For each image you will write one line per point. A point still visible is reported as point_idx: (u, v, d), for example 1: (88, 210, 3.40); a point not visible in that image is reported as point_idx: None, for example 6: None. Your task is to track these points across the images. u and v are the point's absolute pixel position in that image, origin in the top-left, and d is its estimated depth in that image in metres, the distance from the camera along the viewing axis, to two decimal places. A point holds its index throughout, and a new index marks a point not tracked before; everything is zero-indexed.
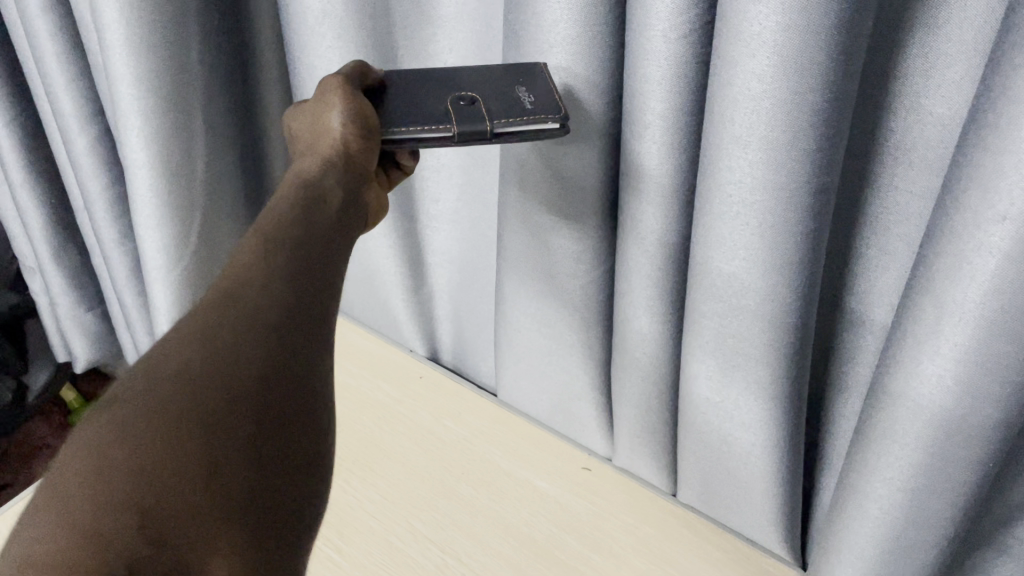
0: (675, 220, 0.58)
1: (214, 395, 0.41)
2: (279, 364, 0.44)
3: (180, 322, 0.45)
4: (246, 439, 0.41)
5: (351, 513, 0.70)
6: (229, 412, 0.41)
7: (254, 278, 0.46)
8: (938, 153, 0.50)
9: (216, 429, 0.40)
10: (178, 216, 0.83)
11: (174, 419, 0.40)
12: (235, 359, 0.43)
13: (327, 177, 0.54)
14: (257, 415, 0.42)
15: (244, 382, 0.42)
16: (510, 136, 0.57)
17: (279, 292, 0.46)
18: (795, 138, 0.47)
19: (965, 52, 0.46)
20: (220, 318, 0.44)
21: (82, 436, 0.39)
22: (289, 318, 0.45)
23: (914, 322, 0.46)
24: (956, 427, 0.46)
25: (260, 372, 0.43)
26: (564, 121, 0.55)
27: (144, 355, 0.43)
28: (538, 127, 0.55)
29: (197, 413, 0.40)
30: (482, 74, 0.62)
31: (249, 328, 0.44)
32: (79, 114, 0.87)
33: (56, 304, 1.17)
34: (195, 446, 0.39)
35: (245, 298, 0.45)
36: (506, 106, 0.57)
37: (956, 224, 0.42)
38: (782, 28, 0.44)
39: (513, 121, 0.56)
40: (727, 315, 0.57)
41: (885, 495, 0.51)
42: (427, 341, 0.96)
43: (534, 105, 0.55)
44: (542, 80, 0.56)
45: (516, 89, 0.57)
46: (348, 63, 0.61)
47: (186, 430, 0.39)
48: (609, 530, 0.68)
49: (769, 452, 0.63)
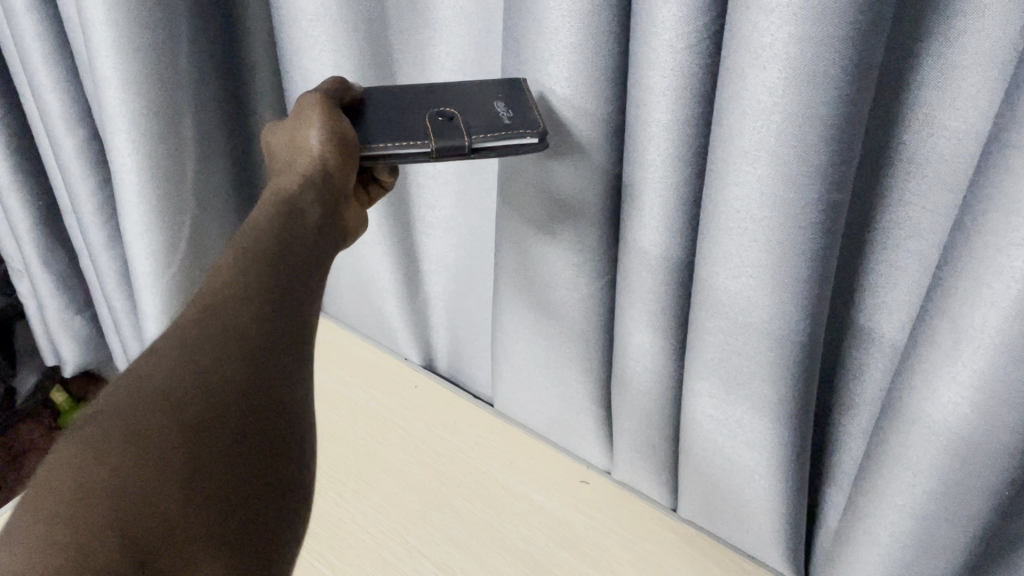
0: (678, 234, 0.56)
1: (198, 414, 0.39)
2: (261, 383, 0.42)
3: (159, 337, 0.43)
4: (231, 459, 0.39)
5: (345, 528, 0.68)
6: (212, 433, 0.39)
7: (237, 297, 0.44)
8: (953, 168, 0.48)
9: (200, 446, 0.39)
10: (167, 222, 0.81)
11: (158, 436, 0.38)
12: (218, 372, 0.41)
13: (307, 196, 0.51)
14: (241, 433, 0.40)
15: (227, 399, 0.41)
16: (487, 151, 0.56)
17: (261, 309, 0.44)
18: (805, 154, 0.45)
19: (983, 64, 0.44)
20: (200, 334, 0.42)
21: (62, 453, 0.37)
22: (270, 338, 0.44)
23: (928, 346, 0.44)
24: (971, 455, 0.45)
25: (242, 387, 0.41)
26: (542, 136, 0.54)
27: (124, 371, 0.42)
28: (517, 141, 0.55)
29: (180, 432, 0.39)
30: (468, 90, 0.60)
31: (228, 346, 0.42)
32: (65, 115, 0.84)
33: (44, 306, 1.15)
34: (178, 466, 0.37)
35: (225, 312, 0.44)
36: (484, 121, 0.56)
37: (975, 247, 0.40)
38: (794, 40, 0.42)
39: (489, 135, 0.56)
40: (733, 333, 0.55)
41: (896, 521, 0.50)
42: (422, 349, 0.94)
43: (513, 120, 0.54)
44: (525, 100, 0.56)
45: (494, 104, 0.57)
46: (326, 80, 0.59)
47: (169, 447, 0.38)
48: (606, 545, 0.66)
49: (773, 470, 0.61)
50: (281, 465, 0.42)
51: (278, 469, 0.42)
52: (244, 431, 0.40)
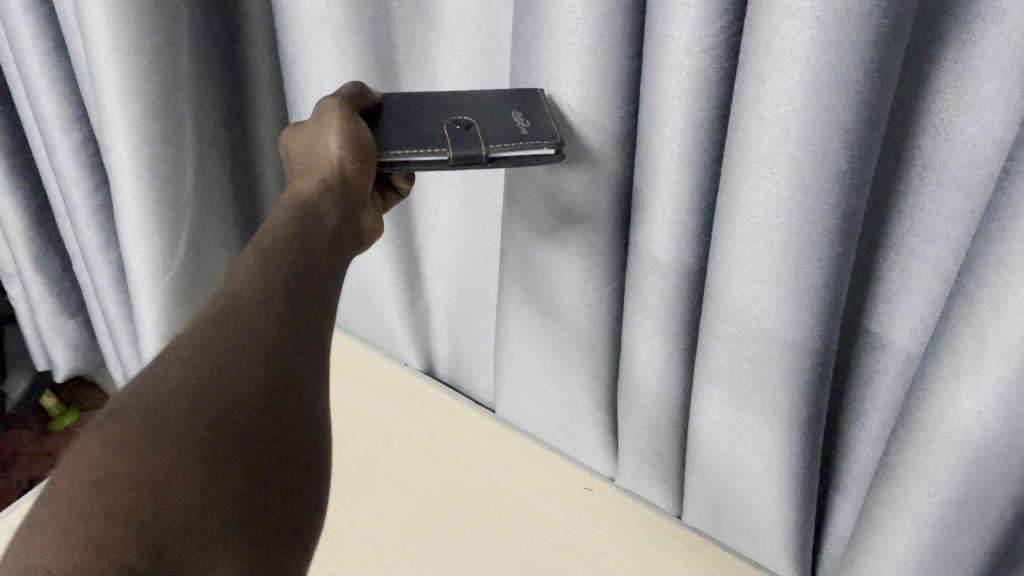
0: (690, 240, 0.56)
1: (217, 413, 0.39)
2: (278, 385, 0.42)
3: (175, 339, 0.43)
4: (247, 461, 0.39)
5: (346, 535, 0.67)
6: (231, 432, 0.39)
7: (254, 296, 0.44)
8: (970, 174, 0.47)
9: (218, 446, 0.38)
10: (165, 227, 0.80)
11: (176, 435, 0.38)
12: (238, 372, 0.41)
13: (325, 200, 0.51)
14: (258, 434, 0.40)
15: (247, 398, 0.40)
16: (503, 161, 0.55)
17: (278, 308, 0.44)
18: (824, 159, 0.44)
19: (1002, 69, 0.44)
20: (220, 333, 0.42)
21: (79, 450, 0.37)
22: (289, 339, 0.43)
23: (950, 354, 0.44)
24: (992, 463, 0.44)
25: (262, 388, 0.41)
26: (559, 147, 0.54)
27: (141, 371, 0.41)
28: (533, 152, 0.54)
29: (200, 429, 0.38)
30: (485, 100, 0.60)
31: (246, 345, 0.42)
32: (61, 117, 0.83)
33: (36, 309, 1.13)
34: (198, 462, 0.37)
35: (244, 310, 0.43)
36: (502, 131, 0.55)
37: (1000, 255, 0.40)
38: (814, 43, 0.41)
39: (507, 145, 0.55)
40: (746, 339, 0.54)
41: (913, 529, 0.50)
42: (422, 354, 0.93)
43: (531, 130, 0.53)
44: (537, 110, 0.55)
45: (511, 114, 0.56)
46: (344, 85, 0.59)
47: (187, 447, 0.37)
48: (611, 553, 0.65)
49: (784, 478, 0.60)
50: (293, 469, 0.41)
51: (291, 474, 0.41)
52: (259, 434, 0.40)
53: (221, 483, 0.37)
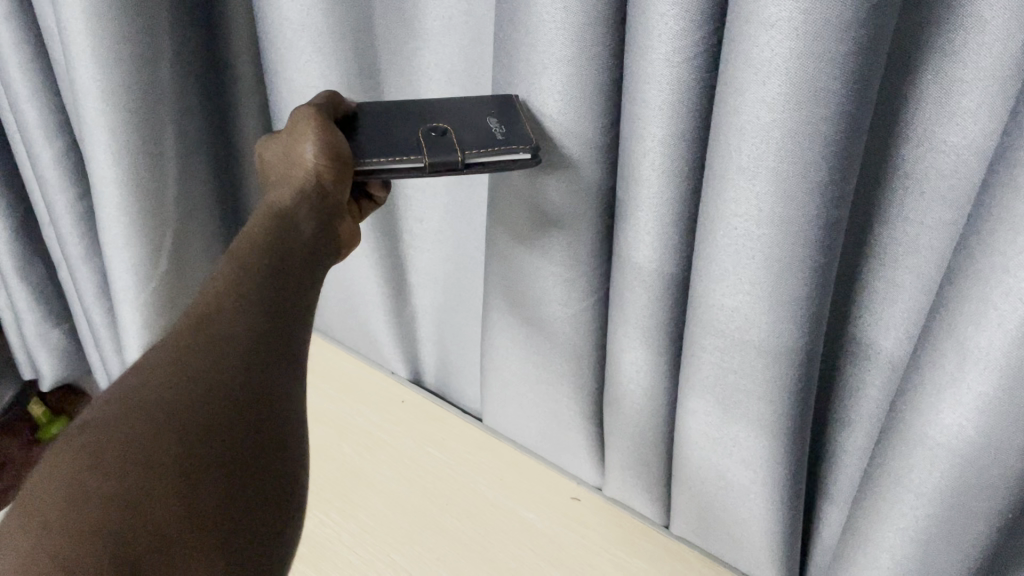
0: (673, 250, 0.55)
1: (193, 423, 0.39)
2: (253, 395, 0.41)
3: (150, 350, 0.42)
4: (222, 471, 0.38)
5: (330, 547, 0.66)
6: (206, 443, 0.39)
7: (229, 309, 0.43)
8: (952, 184, 0.47)
9: (194, 460, 0.38)
10: (147, 237, 0.79)
11: (152, 447, 0.37)
12: (214, 383, 0.40)
13: (300, 210, 0.51)
14: (233, 448, 0.39)
15: (222, 408, 0.40)
16: (480, 167, 0.55)
17: (255, 320, 0.44)
18: (805, 170, 0.44)
19: (983, 79, 0.43)
20: (197, 343, 0.42)
21: (53, 462, 0.36)
22: (264, 350, 0.43)
23: (933, 367, 0.44)
24: (975, 477, 0.44)
25: (238, 399, 0.41)
26: (536, 152, 0.53)
27: (116, 381, 0.41)
28: (510, 158, 0.53)
29: (175, 440, 0.38)
30: (462, 106, 0.59)
31: (222, 358, 0.42)
32: (43, 125, 0.82)
33: (22, 319, 1.12)
34: (172, 471, 0.37)
35: (220, 321, 0.43)
36: (477, 137, 0.55)
37: (982, 269, 0.40)
38: (795, 55, 0.41)
39: (482, 151, 0.54)
40: (728, 351, 0.54)
41: (897, 542, 0.49)
42: (409, 363, 0.92)
43: (507, 136, 0.53)
44: (516, 117, 0.55)
45: (488, 120, 0.56)
46: (319, 94, 0.58)
47: (162, 461, 0.37)
48: (596, 565, 0.65)
49: (769, 489, 0.60)
50: (268, 479, 0.41)
51: (268, 481, 0.41)
52: (234, 444, 0.40)
53: (198, 492, 0.37)
